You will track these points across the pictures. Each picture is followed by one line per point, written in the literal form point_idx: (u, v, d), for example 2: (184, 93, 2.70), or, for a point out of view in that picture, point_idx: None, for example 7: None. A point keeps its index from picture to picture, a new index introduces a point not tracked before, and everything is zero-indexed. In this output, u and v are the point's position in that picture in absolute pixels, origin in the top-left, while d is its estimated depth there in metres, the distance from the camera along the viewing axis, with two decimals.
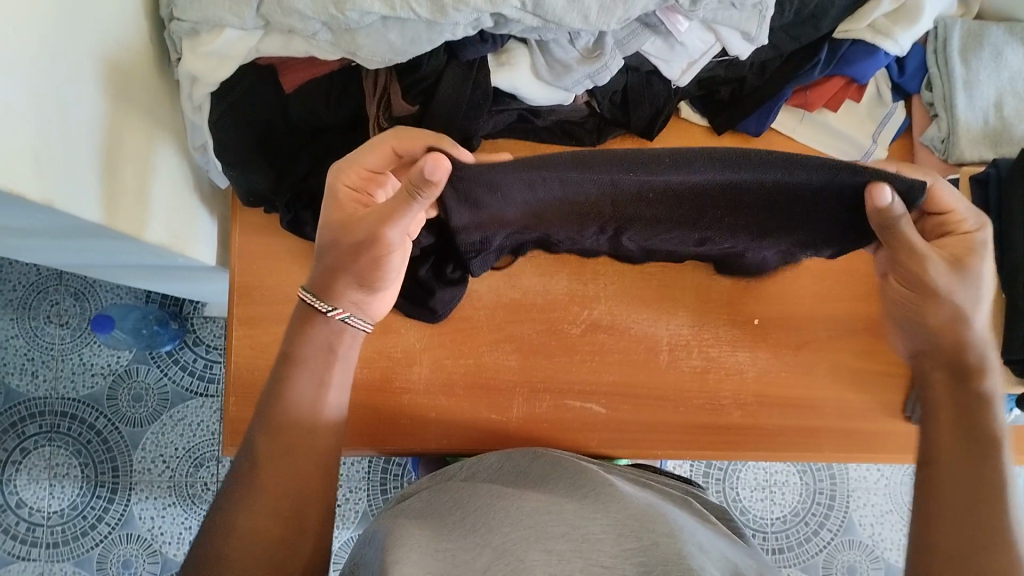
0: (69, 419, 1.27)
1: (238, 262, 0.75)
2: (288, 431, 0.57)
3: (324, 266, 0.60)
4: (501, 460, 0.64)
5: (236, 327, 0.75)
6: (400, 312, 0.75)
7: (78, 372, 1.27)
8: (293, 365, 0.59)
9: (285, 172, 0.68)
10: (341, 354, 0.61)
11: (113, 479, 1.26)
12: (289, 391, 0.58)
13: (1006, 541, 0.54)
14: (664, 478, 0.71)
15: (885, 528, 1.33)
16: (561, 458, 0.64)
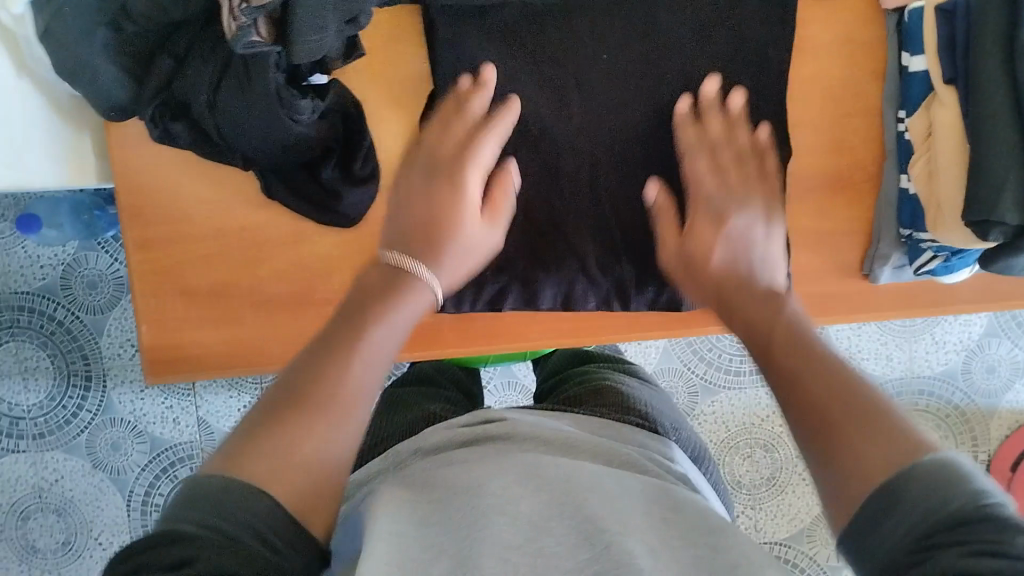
0: (26, 312, 1.18)
1: (120, 178, 0.67)
2: (292, 463, 0.40)
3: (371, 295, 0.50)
4: (454, 422, 0.58)
5: (132, 252, 0.69)
6: (307, 218, 0.68)
7: (26, 265, 1.17)
8: (303, 388, 0.42)
9: (144, 79, 0.59)
10: (354, 409, 0.43)
11: (85, 367, 1.19)
12: (301, 423, 0.41)
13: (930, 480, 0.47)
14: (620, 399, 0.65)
15: (863, 338, 1.28)
16: (515, 412, 0.59)
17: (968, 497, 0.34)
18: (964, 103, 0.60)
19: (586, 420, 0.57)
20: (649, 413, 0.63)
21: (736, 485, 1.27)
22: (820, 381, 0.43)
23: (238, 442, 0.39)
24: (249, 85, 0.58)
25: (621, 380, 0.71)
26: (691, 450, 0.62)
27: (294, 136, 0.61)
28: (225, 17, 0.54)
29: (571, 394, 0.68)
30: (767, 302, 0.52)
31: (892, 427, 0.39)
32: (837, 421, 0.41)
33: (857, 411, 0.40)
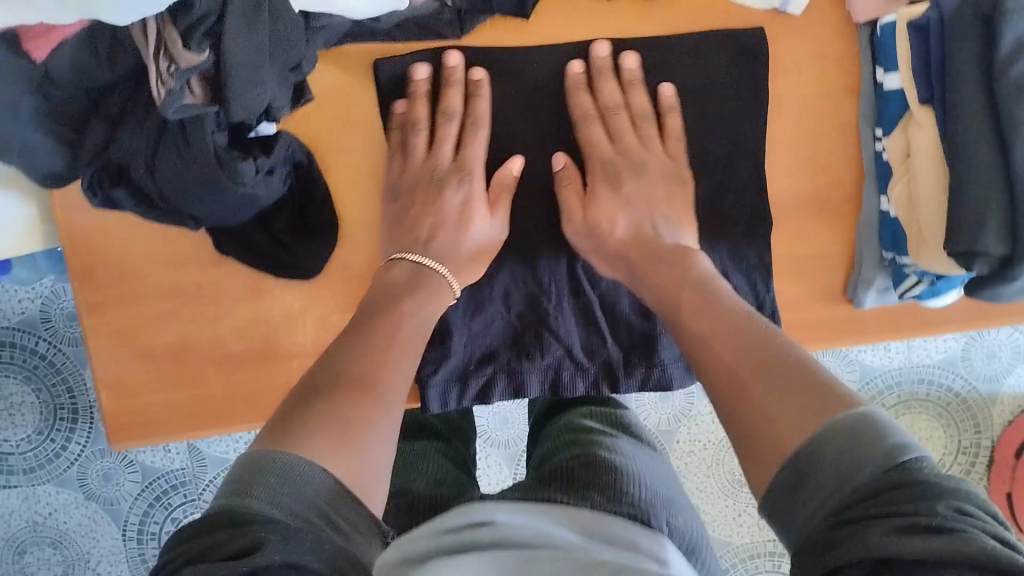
0: (8, 348, 1.16)
1: (68, 241, 0.64)
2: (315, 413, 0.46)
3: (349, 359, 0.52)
4: (439, 526, 0.53)
5: (86, 315, 0.66)
6: (264, 273, 0.66)
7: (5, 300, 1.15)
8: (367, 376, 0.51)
9: (79, 144, 0.56)
10: (393, 389, 0.52)
11: (71, 402, 1.17)
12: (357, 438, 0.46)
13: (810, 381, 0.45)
14: (621, 478, 0.61)
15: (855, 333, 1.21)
16: (505, 505, 0.54)
17: (885, 460, 0.38)
18: (942, 126, 0.57)
19: (579, 517, 0.53)
20: (644, 500, 0.59)
21: (731, 488, 1.24)
22: (741, 344, 0.50)
23: (291, 409, 0.47)
24: (187, 150, 0.55)
25: (614, 454, 0.66)
26: (684, 541, 0.57)
27: (239, 195, 0.58)
28: (153, 82, 0.51)
29: (563, 467, 0.64)
30: (675, 257, 0.62)
31: (796, 357, 0.47)
32: (757, 379, 0.47)
33: (765, 359, 0.47)
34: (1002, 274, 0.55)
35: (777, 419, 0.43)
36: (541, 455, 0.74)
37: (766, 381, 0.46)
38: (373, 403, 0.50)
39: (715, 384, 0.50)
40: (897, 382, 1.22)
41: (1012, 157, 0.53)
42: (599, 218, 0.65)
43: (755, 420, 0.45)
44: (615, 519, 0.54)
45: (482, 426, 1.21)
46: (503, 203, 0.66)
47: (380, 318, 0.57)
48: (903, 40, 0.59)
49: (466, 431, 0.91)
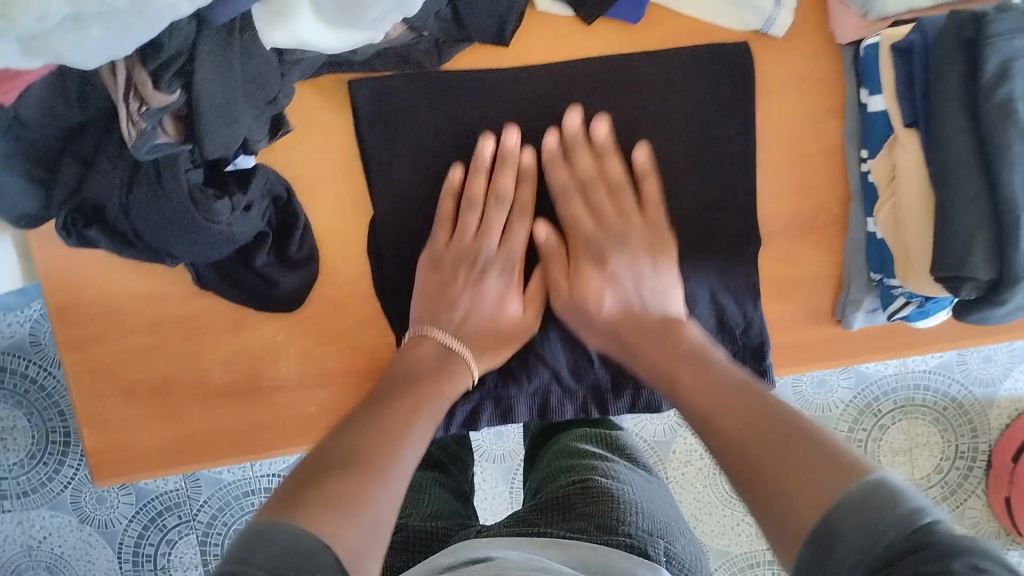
0: None
1: (46, 278, 0.63)
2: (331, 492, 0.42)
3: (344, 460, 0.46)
4: (435, 565, 0.53)
5: (66, 352, 0.65)
6: (244, 306, 0.65)
7: None
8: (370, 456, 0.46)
9: (53, 185, 0.55)
10: (392, 484, 0.46)
11: (63, 426, 1.15)
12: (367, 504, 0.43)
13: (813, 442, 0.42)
14: (619, 505, 0.60)
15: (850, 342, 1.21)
16: (495, 545, 0.54)
17: (904, 525, 0.34)
18: (927, 150, 0.56)
19: (574, 550, 0.53)
20: (642, 528, 0.58)
21: (728, 498, 1.23)
22: (741, 418, 0.47)
23: (298, 482, 0.43)
24: (162, 189, 0.54)
25: (610, 480, 0.66)
26: (684, 570, 0.56)
27: (218, 234, 0.58)
28: (124, 123, 0.50)
29: (559, 495, 0.63)
30: (667, 333, 0.61)
31: (811, 440, 0.42)
32: (769, 455, 0.43)
33: (771, 434, 0.44)
34: (990, 299, 0.54)
35: (792, 478, 0.40)
36: (540, 482, 0.73)
37: (774, 482, 0.41)
38: (386, 481, 0.45)
39: (725, 468, 0.45)
40: (894, 388, 1.21)
41: (996, 183, 0.52)
42: (587, 294, 0.66)
43: (772, 491, 0.41)
44: (609, 550, 0.53)
45: (477, 441, 1.20)
46: (537, 286, 0.68)
47: (372, 422, 0.50)
48: (888, 63, 0.59)
49: (465, 462, 0.92)
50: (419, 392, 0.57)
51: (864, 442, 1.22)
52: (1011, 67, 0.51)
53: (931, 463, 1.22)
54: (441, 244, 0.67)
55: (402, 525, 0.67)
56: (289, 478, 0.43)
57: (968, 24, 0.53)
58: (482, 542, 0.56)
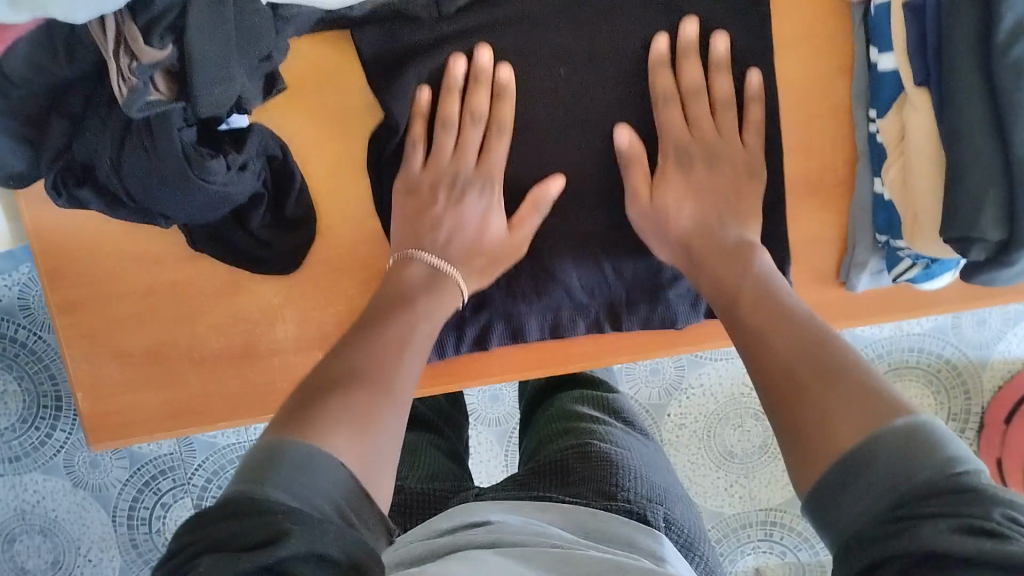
0: None
1: (36, 240, 0.62)
2: (330, 404, 0.43)
3: (333, 376, 0.46)
4: (430, 529, 0.51)
5: (57, 316, 0.64)
6: (239, 267, 0.64)
7: None
8: (360, 375, 0.47)
9: (41, 144, 0.54)
10: (394, 394, 0.47)
11: (55, 390, 1.15)
12: (373, 418, 0.44)
13: (852, 373, 0.42)
14: (618, 470, 0.60)
15: None
16: (495, 510, 0.53)
17: (937, 470, 0.35)
18: (936, 109, 0.55)
19: (575, 516, 0.52)
20: (641, 494, 0.57)
21: (722, 459, 1.23)
22: (785, 338, 0.46)
23: (305, 399, 0.44)
24: (152, 149, 0.53)
25: (607, 444, 0.65)
26: (683, 537, 0.56)
27: (212, 196, 0.56)
28: (114, 78, 0.48)
29: (557, 460, 0.63)
30: (735, 253, 0.57)
31: (851, 379, 0.41)
32: (804, 387, 0.43)
33: (818, 358, 0.44)
34: (999, 260, 0.54)
35: (832, 413, 0.40)
36: (536, 444, 0.72)
37: (805, 410, 0.41)
38: (391, 395, 0.47)
39: (767, 396, 0.45)
40: (888, 351, 1.22)
41: (1008, 142, 0.51)
42: (665, 203, 0.62)
43: (812, 428, 0.40)
44: (609, 516, 0.52)
45: (472, 405, 1.20)
46: (528, 208, 0.64)
47: (376, 339, 0.52)
48: (897, 21, 0.57)
49: (460, 423, 0.92)
50: (418, 305, 0.58)
51: None
52: None
53: None
54: (416, 167, 0.64)
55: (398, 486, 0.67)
56: (296, 393, 0.45)
57: None
58: (482, 505, 0.55)
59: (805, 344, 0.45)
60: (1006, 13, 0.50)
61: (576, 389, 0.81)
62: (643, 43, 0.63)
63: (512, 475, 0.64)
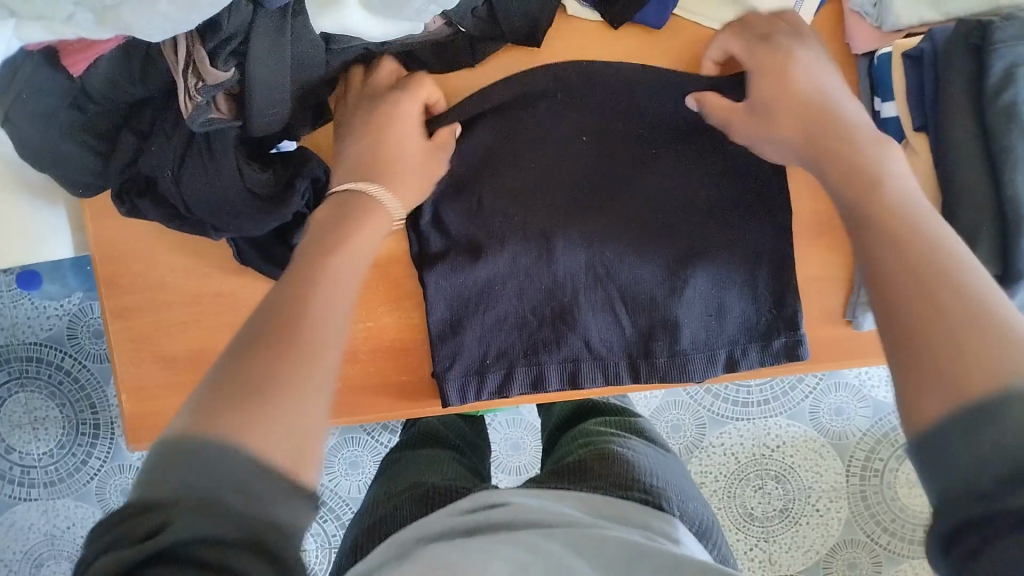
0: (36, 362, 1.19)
1: (97, 252, 0.68)
2: (254, 350, 0.42)
3: (233, 362, 0.42)
4: (455, 505, 0.57)
5: (111, 321, 0.69)
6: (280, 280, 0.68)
7: (33, 317, 1.18)
8: (247, 377, 0.41)
9: (110, 157, 0.60)
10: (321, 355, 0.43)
11: (94, 417, 1.19)
12: (270, 419, 0.39)
13: (974, 301, 0.39)
14: (637, 470, 0.63)
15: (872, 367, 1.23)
16: (517, 494, 0.56)
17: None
18: (935, 153, 0.59)
19: (591, 501, 0.55)
20: (656, 487, 0.61)
21: (741, 521, 1.23)
22: (899, 258, 0.42)
23: (217, 392, 0.40)
24: (211, 162, 0.59)
25: (625, 449, 0.68)
26: (696, 525, 0.59)
27: (259, 208, 0.61)
28: (181, 97, 0.54)
29: (575, 461, 0.66)
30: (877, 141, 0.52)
31: (959, 284, 0.40)
32: (972, 351, 0.37)
33: (928, 297, 0.40)
34: None
35: (979, 347, 0.37)
36: (556, 457, 0.76)
37: (944, 361, 0.38)
38: (309, 367, 0.42)
39: (882, 324, 0.41)
40: None
41: (1000, 181, 0.55)
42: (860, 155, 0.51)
43: (943, 373, 0.37)
44: (626, 503, 0.55)
45: (494, 450, 1.23)
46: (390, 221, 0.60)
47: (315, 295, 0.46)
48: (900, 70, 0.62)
49: (480, 449, 0.96)
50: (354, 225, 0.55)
51: (880, 471, 1.24)
52: (1016, 72, 0.54)
53: None
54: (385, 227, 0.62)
55: (424, 485, 0.71)
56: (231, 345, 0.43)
57: (976, 33, 0.56)
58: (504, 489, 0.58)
59: (913, 268, 0.41)
60: (996, 62, 0.55)
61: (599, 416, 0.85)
62: None
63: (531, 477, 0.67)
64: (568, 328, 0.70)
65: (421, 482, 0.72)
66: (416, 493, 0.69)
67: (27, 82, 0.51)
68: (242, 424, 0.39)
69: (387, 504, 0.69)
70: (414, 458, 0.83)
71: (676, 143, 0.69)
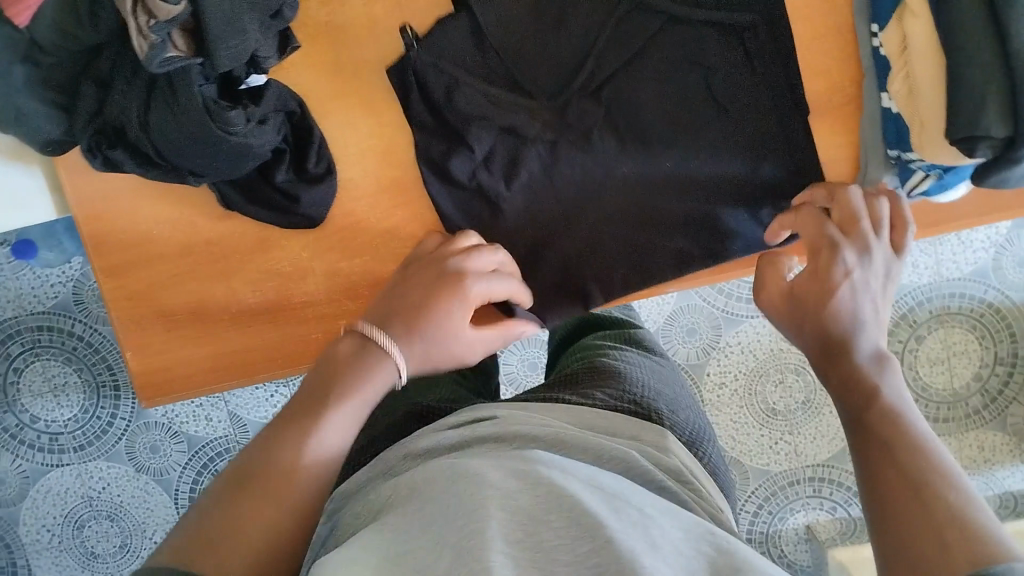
0: (47, 331, 1.18)
1: (80, 211, 0.66)
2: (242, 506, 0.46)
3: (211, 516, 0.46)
4: (440, 421, 0.56)
5: (104, 280, 0.68)
6: (269, 222, 0.66)
7: (37, 286, 1.17)
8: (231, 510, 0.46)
9: (75, 110, 0.57)
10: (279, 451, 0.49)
11: (112, 379, 1.20)
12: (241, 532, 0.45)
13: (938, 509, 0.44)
14: (625, 383, 0.64)
15: None
16: (500, 407, 0.56)
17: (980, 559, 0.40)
18: (935, 13, 0.55)
19: (577, 413, 0.56)
20: (646, 400, 0.62)
21: (765, 417, 1.22)
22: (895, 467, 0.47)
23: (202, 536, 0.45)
24: (177, 104, 0.56)
25: (618, 363, 0.70)
26: (687, 434, 0.61)
27: (234, 146, 0.59)
28: (134, 37, 0.51)
29: (569, 376, 0.68)
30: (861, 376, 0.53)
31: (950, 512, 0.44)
32: (916, 503, 0.45)
33: (910, 491, 0.45)
34: (1006, 158, 0.54)
35: (943, 521, 0.43)
36: (555, 371, 0.78)
37: (904, 527, 0.44)
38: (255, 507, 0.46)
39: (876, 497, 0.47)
40: (929, 297, 1.20)
41: (1005, 36, 0.51)
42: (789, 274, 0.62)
43: (891, 531, 0.45)
44: (616, 416, 0.57)
45: (512, 371, 1.23)
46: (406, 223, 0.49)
47: (311, 420, 0.51)
48: None
49: (486, 368, 0.98)
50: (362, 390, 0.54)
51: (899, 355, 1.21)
52: None
53: (969, 371, 1.21)
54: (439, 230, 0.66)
55: (420, 404, 0.71)
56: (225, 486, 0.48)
57: None
58: (490, 404, 0.58)
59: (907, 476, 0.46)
60: None
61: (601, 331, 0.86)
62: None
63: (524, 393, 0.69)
64: (584, 298, 0.72)
65: (416, 402, 0.72)
66: (412, 412, 0.69)
67: None
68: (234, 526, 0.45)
69: (386, 422, 0.69)
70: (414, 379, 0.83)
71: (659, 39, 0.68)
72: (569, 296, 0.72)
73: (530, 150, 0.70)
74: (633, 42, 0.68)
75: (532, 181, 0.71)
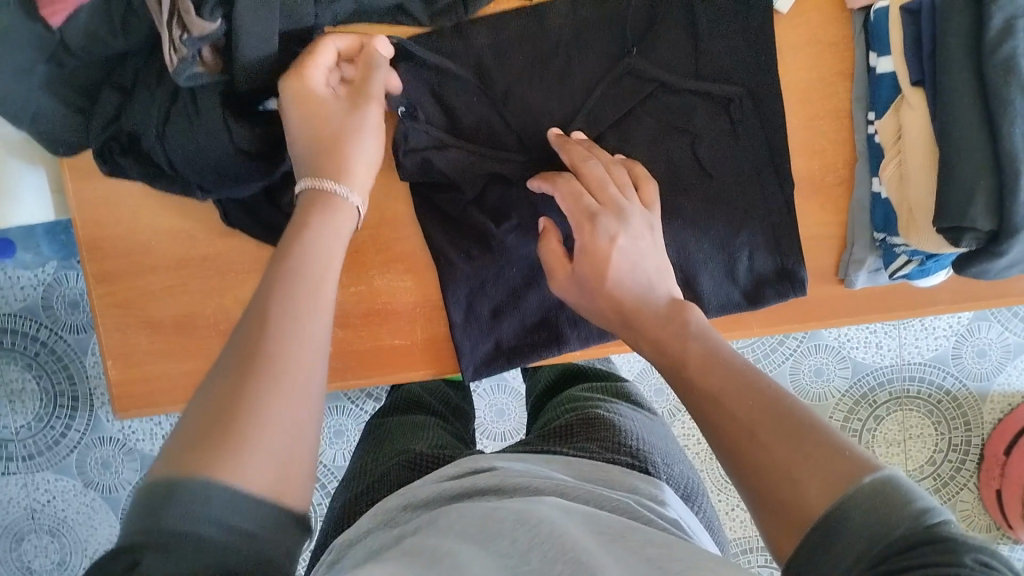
0: (8, 334, 1.16)
1: (79, 215, 0.66)
2: (210, 444, 0.38)
3: (182, 448, 0.38)
4: (439, 473, 0.62)
5: (94, 285, 0.68)
6: (265, 244, 0.67)
7: (4, 286, 1.14)
8: (218, 453, 0.38)
9: (91, 114, 0.58)
10: (310, 354, 0.44)
11: (71, 390, 1.17)
12: (241, 464, 0.38)
13: (828, 450, 0.41)
14: (624, 437, 0.71)
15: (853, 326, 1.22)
16: (499, 459, 0.63)
17: (915, 521, 0.36)
18: (931, 106, 0.59)
19: (576, 466, 0.63)
20: (638, 447, 0.70)
21: (723, 484, 1.24)
22: (747, 400, 0.45)
23: (192, 431, 0.39)
24: (197, 118, 0.57)
25: (607, 410, 0.78)
26: (681, 487, 0.68)
27: (241, 163, 0.60)
28: (164, 50, 0.51)
29: (564, 425, 0.75)
30: (708, 367, 0.49)
31: (811, 430, 0.42)
32: (763, 446, 0.43)
33: (790, 432, 0.42)
34: (989, 251, 0.57)
35: (817, 455, 0.41)
36: (544, 422, 0.84)
37: (771, 486, 0.41)
38: (267, 403, 0.40)
39: (730, 450, 0.45)
40: (890, 379, 1.23)
41: (996, 134, 0.54)
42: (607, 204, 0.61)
43: (759, 480, 0.42)
44: (617, 470, 0.62)
45: (479, 418, 1.23)
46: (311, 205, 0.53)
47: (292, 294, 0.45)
48: (896, 25, 0.62)
49: (465, 414, 1.01)
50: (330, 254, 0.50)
51: (858, 432, 1.24)
52: (1015, 24, 0.54)
53: (924, 455, 1.24)
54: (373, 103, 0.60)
55: (410, 452, 0.75)
56: (191, 407, 0.40)
57: None
58: (491, 457, 0.64)
59: (765, 410, 0.44)
60: (996, 12, 0.54)
61: (584, 382, 0.92)
62: (649, 65, 0.68)
63: (524, 445, 0.74)
64: (559, 341, 0.74)
65: (406, 451, 0.75)
66: (403, 461, 0.73)
67: (6, 32, 0.50)
68: (228, 441, 0.38)
69: (377, 471, 0.73)
70: (399, 426, 0.87)
71: (652, 102, 0.69)
72: (542, 338, 0.74)
73: (522, 198, 0.70)
74: (627, 100, 0.69)
75: (523, 227, 0.71)
